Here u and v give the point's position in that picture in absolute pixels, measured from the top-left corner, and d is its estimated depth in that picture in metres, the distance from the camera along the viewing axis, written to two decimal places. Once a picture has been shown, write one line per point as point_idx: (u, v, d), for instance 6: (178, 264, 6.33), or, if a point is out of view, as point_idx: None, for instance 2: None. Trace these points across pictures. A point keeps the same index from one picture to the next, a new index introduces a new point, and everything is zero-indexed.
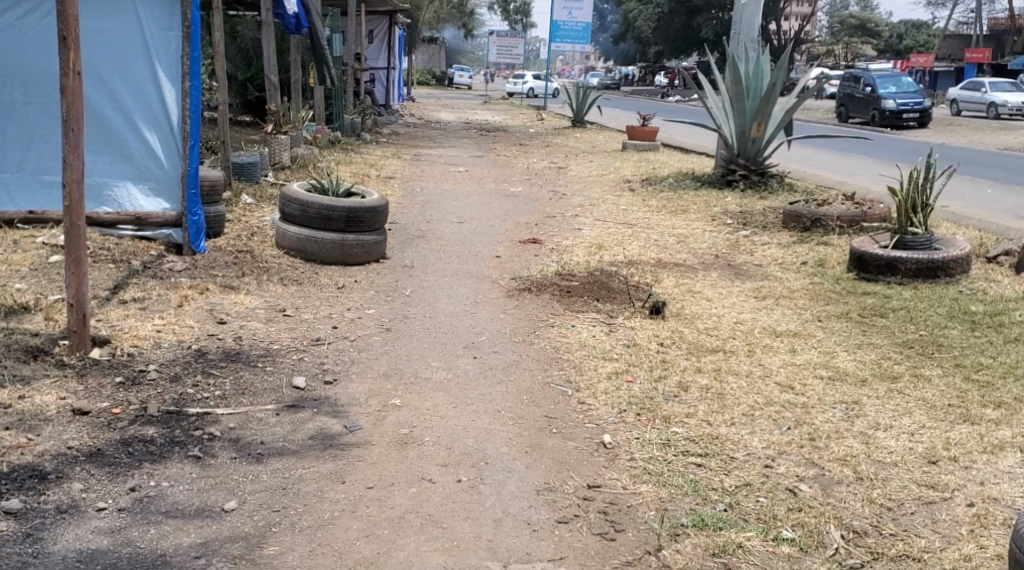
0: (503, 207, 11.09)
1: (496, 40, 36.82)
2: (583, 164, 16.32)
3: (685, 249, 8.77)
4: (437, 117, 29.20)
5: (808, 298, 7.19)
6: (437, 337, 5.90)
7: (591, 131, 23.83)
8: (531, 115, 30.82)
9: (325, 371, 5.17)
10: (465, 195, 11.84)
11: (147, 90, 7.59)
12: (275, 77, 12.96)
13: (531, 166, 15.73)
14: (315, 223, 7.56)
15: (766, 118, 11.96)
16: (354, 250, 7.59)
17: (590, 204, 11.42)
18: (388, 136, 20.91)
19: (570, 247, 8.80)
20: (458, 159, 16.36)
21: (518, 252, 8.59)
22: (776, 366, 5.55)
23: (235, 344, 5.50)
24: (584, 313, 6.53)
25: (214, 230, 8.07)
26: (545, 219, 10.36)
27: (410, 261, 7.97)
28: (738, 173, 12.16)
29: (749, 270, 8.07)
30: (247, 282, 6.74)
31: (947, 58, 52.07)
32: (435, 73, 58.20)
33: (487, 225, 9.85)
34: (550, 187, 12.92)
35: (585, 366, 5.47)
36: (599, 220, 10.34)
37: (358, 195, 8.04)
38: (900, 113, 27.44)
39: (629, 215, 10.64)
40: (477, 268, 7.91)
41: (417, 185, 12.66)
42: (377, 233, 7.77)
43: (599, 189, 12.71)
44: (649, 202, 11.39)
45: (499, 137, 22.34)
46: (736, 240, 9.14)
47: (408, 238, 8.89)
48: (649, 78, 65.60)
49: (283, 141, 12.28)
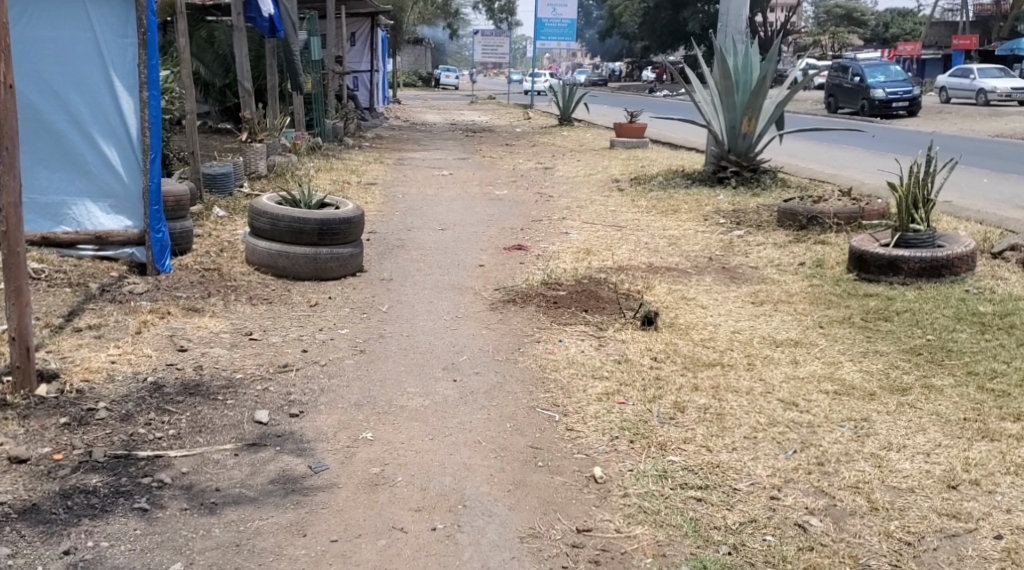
0: (488, 212, 10.69)
1: (481, 40, 36.41)
2: (570, 163, 15.92)
3: (676, 252, 8.39)
4: (423, 119, 28.80)
5: (808, 302, 6.81)
6: (414, 358, 5.50)
7: (578, 129, 23.43)
8: (518, 114, 30.44)
9: (291, 403, 4.77)
10: (448, 200, 11.44)
11: (103, 101, 7.19)
12: (249, 84, 12.53)
13: (517, 168, 15.33)
14: (286, 237, 7.15)
15: (756, 113, 11.61)
16: (328, 264, 7.20)
17: (578, 206, 11.03)
18: (371, 140, 20.51)
19: (556, 253, 8.41)
20: (442, 162, 15.95)
21: (502, 261, 8.19)
22: (778, 381, 5.16)
23: (195, 375, 5.11)
24: (571, 326, 6.14)
25: (181, 247, 7.67)
26: (530, 224, 9.97)
27: (389, 273, 7.57)
28: (729, 169, 11.79)
29: (744, 273, 7.69)
30: (213, 303, 6.34)
31: (935, 45, 51.81)
32: (421, 74, 57.78)
33: (471, 232, 9.45)
34: (536, 189, 12.54)
35: (573, 386, 5.08)
36: (587, 223, 9.96)
37: (331, 205, 7.64)
38: (890, 103, 27.13)
39: (618, 216, 10.26)
40: (459, 279, 7.52)
41: (398, 191, 12.25)
42: (352, 246, 7.37)
43: (587, 189, 12.32)
44: (638, 202, 11.01)
45: (484, 138, 21.92)
46: (729, 240, 8.77)
47: (387, 248, 8.49)
48: (636, 73, 65.25)
49: (258, 149, 11.88)
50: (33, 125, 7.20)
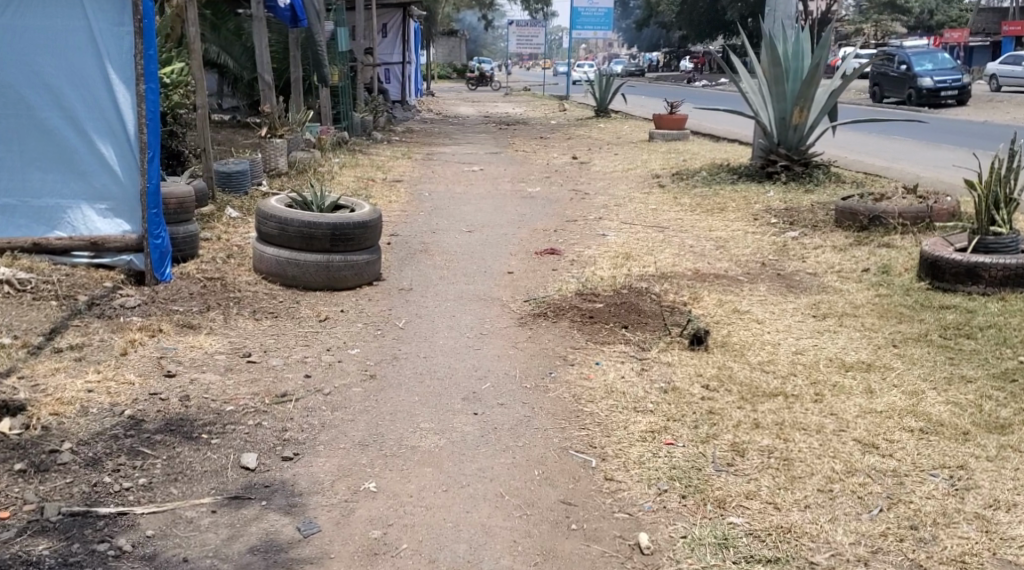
0: (519, 211, 10.02)
1: (516, 30, 35.61)
2: (607, 158, 15.18)
3: (725, 257, 7.65)
4: (455, 111, 28.13)
5: (877, 316, 6.07)
6: (431, 384, 4.84)
7: (614, 121, 22.64)
8: (553, 106, 29.68)
9: (285, 444, 4.11)
10: (477, 199, 10.77)
11: (98, 95, 6.55)
12: (270, 76, 11.93)
13: (551, 162, 14.62)
14: (296, 243, 6.52)
15: (809, 103, 10.82)
16: (342, 272, 6.56)
17: (616, 204, 10.31)
18: (402, 134, 19.91)
19: (593, 259, 7.72)
20: (473, 158, 15.30)
21: (534, 267, 7.52)
22: (851, 417, 4.44)
23: (180, 406, 4.50)
24: (609, 346, 5.45)
25: (185, 253, 7.05)
26: (565, 225, 9.28)
27: (409, 282, 6.92)
28: (779, 164, 11.01)
29: (801, 281, 6.95)
30: (211, 319, 5.71)
31: (982, 31, 50.24)
32: (456, 66, 57.09)
33: (501, 234, 8.78)
34: (571, 186, 11.84)
35: (612, 423, 4.38)
36: (627, 223, 9.25)
37: (346, 207, 7.00)
38: (938, 91, 26.09)
39: (660, 216, 9.53)
40: (486, 288, 6.85)
41: (426, 188, 11.61)
42: (368, 252, 6.73)
43: (626, 186, 11.60)
44: (680, 200, 10.27)
45: (517, 131, 21.22)
46: (783, 243, 8.03)
47: (409, 253, 7.84)
48: (674, 64, 64.17)
49: (278, 145, 11.27)
50: (23, 122, 6.58)
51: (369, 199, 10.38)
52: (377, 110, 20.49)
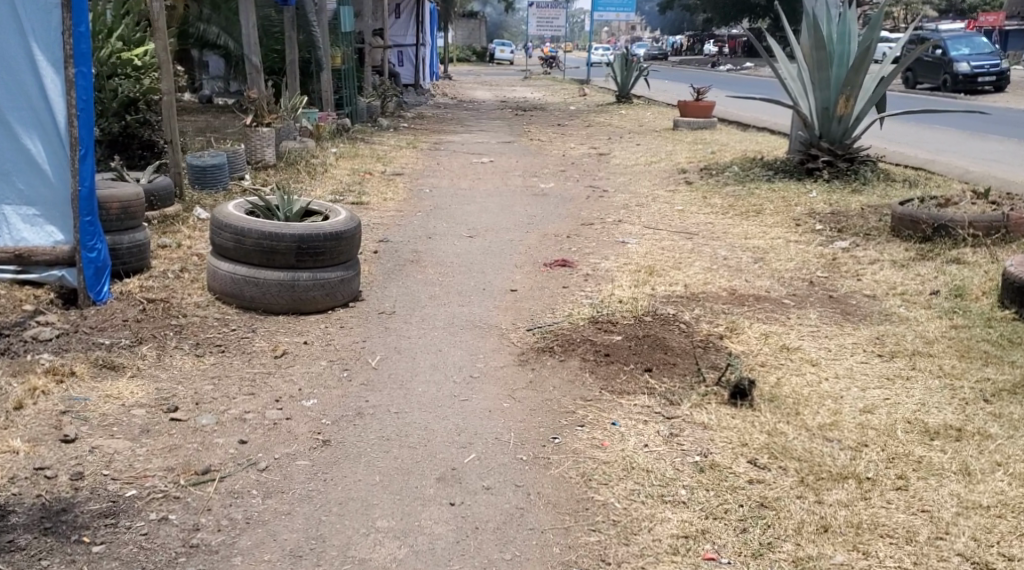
0: (529, 210, 8.96)
1: (537, 12, 34.35)
2: (627, 149, 14.08)
3: (766, 272, 6.56)
4: (471, 96, 27.01)
5: (957, 356, 4.97)
6: (399, 455, 3.76)
7: (636, 107, 21.47)
8: (572, 90, 28.51)
9: (190, 554, 3.18)
10: (483, 196, 9.70)
11: (20, 79, 5.43)
12: (258, 59, 10.86)
13: (568, 154, 13.54)
14: (255, 257, 5.45)
15: (856, 91, 9.70)
16: (310, 293, 5.50)
17: (638, 205, 9.24)
18: (411, 120, 18.87)
19: (611, 274, 6.65)
20: (483, 148, 14.22)
21: (541, 282, 6.45)
22: (950, 515, 3.41)
23: (68, 486, 3.46)
24: (628, 398, 4.36)
25: (129, 266, 5.98)
26: (580, 228, 8.22)
27: (392, 302, 5.85)
28: (820, 159, 9.89)
29: (858, 306, 5.86)
30: (141, 358, 4.66)
31: (1016, 14, 48.47)
32: (475, 49, 55.90)
33: (505, 241, 7.72)
34: (588, 182, 10.77)
35: (634, 523, 3.35)
36: (651, 229, 8.17)
37: (321, 216, 5.91)
38: (975, 77, 24.71)
39: (687, 220, 8.45)
40: (483, 310, 5.78)
41: (427, 184, 10.56)
42: (343, 268, 5.66)
43: (648, 182, 10.51)
44: (711, 200, 9.18)
45: (533, 117, 20.14)
46: (831, 255, 6.94)
47: (397, 263, 6.79)
48: (698, 48, 62.71)
49: (265, 134, 10.22)
50: None
51: (362, 196, 9.33)
52: (386, 95, 19.42)
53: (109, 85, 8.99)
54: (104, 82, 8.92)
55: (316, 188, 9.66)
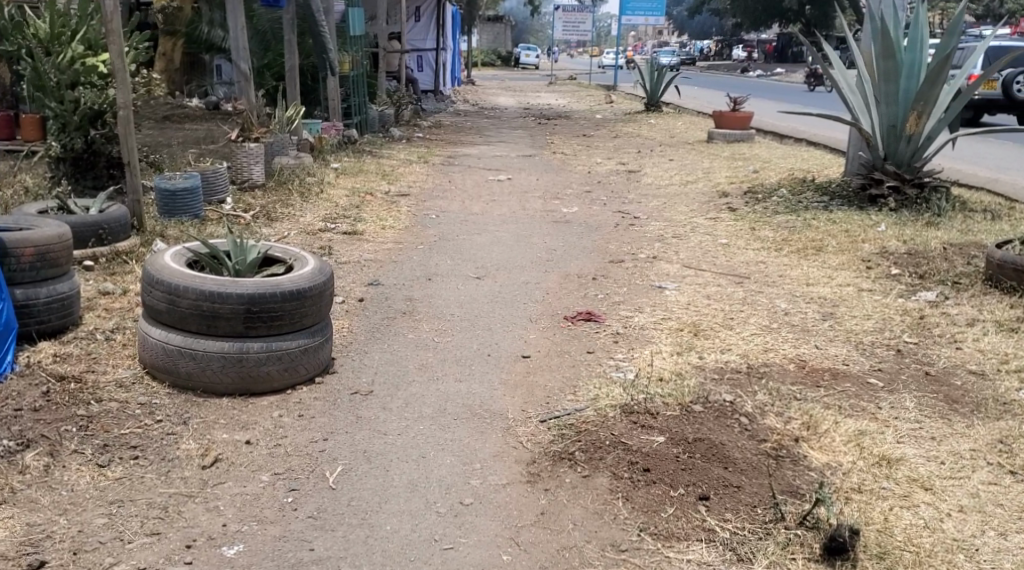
0: (549, 242, 7.77)
1: (562, 16, 33.03)
2: (660, 164, 12.83)
3: (840, 337, 5.32)
4: (493, 102, 25.77)
5: None
6: None
7: (667, 116, 20.22)
8: (598, 96, 27.27)
9: None
10: (497, 224, 8.53)
11: None
12: (246, 65, 9.66)
13: (594, 171, 12.28)
14: (193, 324, 4.24)
15: (928, 107, 8.49)
16: (262, 368, 4.28)
17: (676, 238, 7.99)
18: (428, 128, 17.72)
19: (649, 334, 5.40)
20: (501, 162, 13.03)
21: (561, 344, 5.21)
22: None
23: None
24: (681, 554, 3.26)
25: (48, 327, 4.79)
26: (608, 267, 7.01)
27: (371, 376, 4.62)
28: (885, 185, 8.66)
29: (963, 391, 4.62)
30: (21, 477, 3.51)
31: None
32: (500, 52, 54.65)
33: (520, 284, 6.49)
34: (617, 205, 9.56)
35: None
36: (693, 269, 6.92)
37: (284, 272, 4.64)
38: None
39: (734, 258, 7.20)
40: (486, 389, 4.54)
41: (436, 207, 9.38)
42: (308, 334, 4.42)
43: (685, 207, 9.27)
44: (760, 233, 7.92)
45: (558, 127, 18.92)
46: (915, 312, 5.72)
47: (386, 316, 5.58)
48: (728, 53, 61.21)
49: (251, 150, 9.05)
50: None
51: (358, 224, 8.15)
52: (401, 102, 18.23)
53: (71, 93, 7.73)
54: (64, 92, 7.70)
55: (308, 212, 8.49)
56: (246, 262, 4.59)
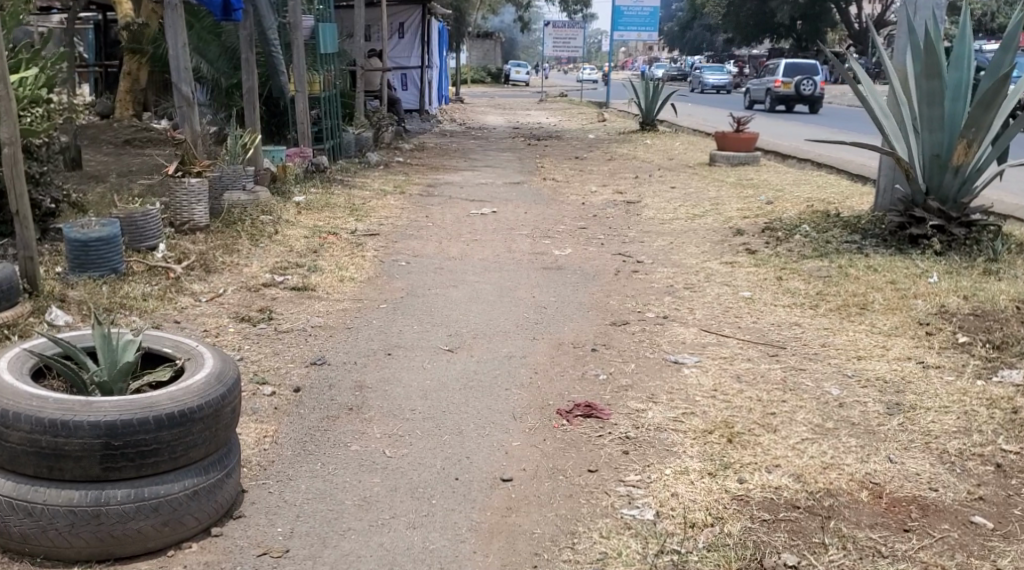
0: (538, 297, 6.52)
1: (553, 31, 31.87)
2: (661, 193, 11.61)
3: (917, 445, 4.10)
4: (480, 120, 24.56)
5: None
6: None
7: (664, 136, 19.00)
8: (590, 114, 26.10)
9: None
10: (477, 271, 7.27)
11: None
12: (189, 88, 8.37)
13: (588, 201, 11.05)
14: (30, 469, 3.02)
15: (979, 135, 7.27)
16: (129, 526, 3.07)
17: (689, 289, 6.75)
18: (408, 151, 16.48)
19: (668, 438, 4.14)
20: (486, 191, 11.80)
21: (553, 458, 3.94)
22: None
23: None
24: None
25: None
26: (609, 332, 5.74)
27: (291, 523, 3.37)
28: (929, 224, 7.43)
29: None
30: None
31: None
32: (490, 69, 53.57)
33: (503, 359, 5.23)
34: (617, 245, 8.32)
35: None
36: (715, 335, 5.67)
37: (171, 380, 3.41)
38: None
39: (762, 319, 5.95)
40: (448, 545, 3.32)
41: (407, 248, 8.13)
42: (199, 472, 3.20)
43: (695, 247, 8.04)
44: (789, 283, 6.69)
45: (548, 148, 17.67)
46: (1006, 403, 4.49)
47: (326, 415, 4.31)
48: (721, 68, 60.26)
49: (192, 187, 7.79)
50: None
51: (312, 274, 6.89)
52: (379, 124, 16.98)
53: None
54: None
55: (254, 261, 7.24)
56: (115, 365, 3.36)
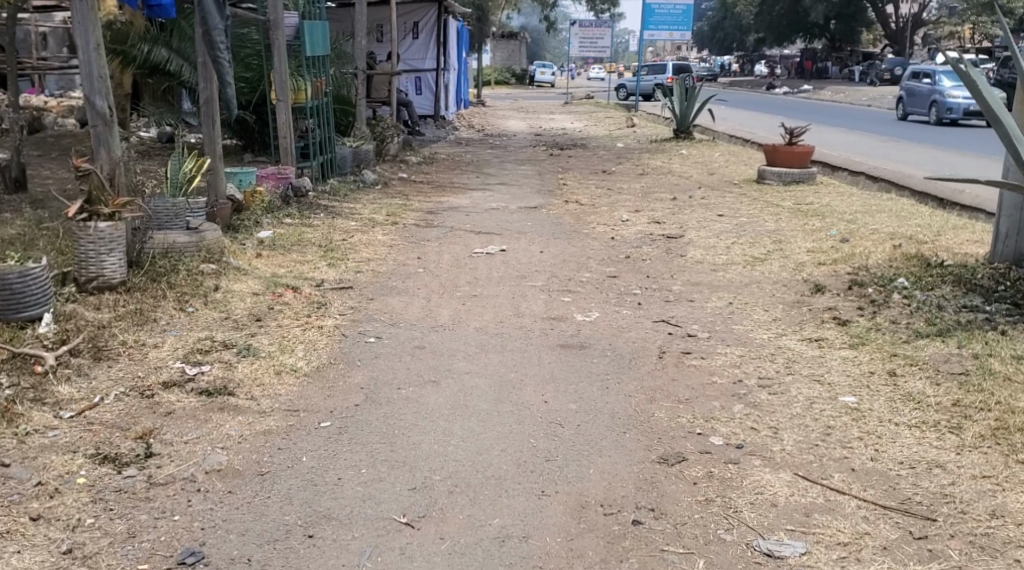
0: (553, 404, 4.57)
1: (579, 31, 29.87)
2: (708, 223, 9.65)
3: None
4: (500, 126, 22.62)
5: None
6: None
7: (703, 147, 16.98)
8: (618, 119, 24.07)
9: None
10: (472, 352, 5.36)
11: None
12: (106, 103, 6.45)
13: (619, 234, 9.12)
14: None
15: None
16: None
17: (766, 388, 4.78)
18: (413, 164, 14.56)
19: None
20: (496, 220, 9.86)
21: None
22: None
23: None
24: None
25: None
26: (656, 480, 3.80)
27: None
28: None
29: None
30: None
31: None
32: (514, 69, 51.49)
33: (489, 542, 3.40)
34: (660, 307, 6.37)
35: None
36: (819, 488, 3.74)
37: None
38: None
39: (885, 455, 4.01)
40: None
41: (384, 309, 6.23)
42: None
43: (765, 313, 6.06)
44: (911, 383, 4.72)
45: (572, 161, 15.70)
46: None
47: None
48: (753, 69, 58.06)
49: (101, 234, 5.90)
50: None
51: (242, 362, 4.98)
52: (383, 133, 15.02)
53: None
54: None
55: (171, 337, 5.35)
56: None
